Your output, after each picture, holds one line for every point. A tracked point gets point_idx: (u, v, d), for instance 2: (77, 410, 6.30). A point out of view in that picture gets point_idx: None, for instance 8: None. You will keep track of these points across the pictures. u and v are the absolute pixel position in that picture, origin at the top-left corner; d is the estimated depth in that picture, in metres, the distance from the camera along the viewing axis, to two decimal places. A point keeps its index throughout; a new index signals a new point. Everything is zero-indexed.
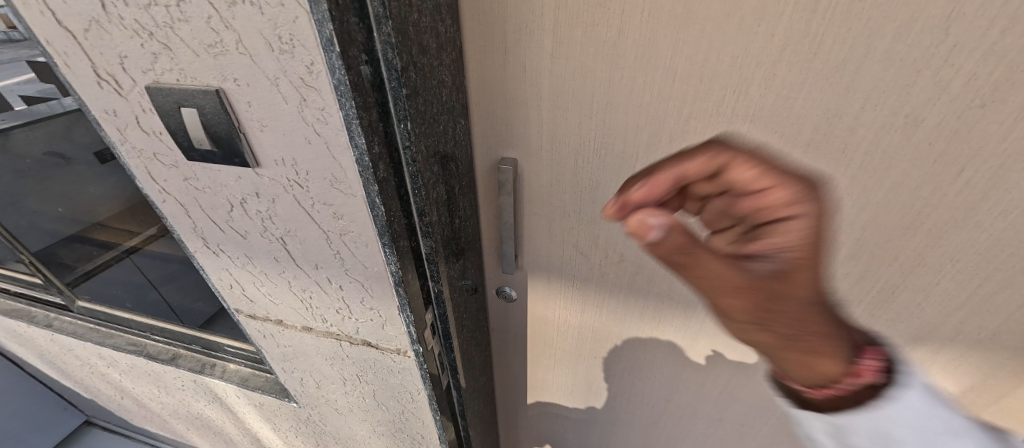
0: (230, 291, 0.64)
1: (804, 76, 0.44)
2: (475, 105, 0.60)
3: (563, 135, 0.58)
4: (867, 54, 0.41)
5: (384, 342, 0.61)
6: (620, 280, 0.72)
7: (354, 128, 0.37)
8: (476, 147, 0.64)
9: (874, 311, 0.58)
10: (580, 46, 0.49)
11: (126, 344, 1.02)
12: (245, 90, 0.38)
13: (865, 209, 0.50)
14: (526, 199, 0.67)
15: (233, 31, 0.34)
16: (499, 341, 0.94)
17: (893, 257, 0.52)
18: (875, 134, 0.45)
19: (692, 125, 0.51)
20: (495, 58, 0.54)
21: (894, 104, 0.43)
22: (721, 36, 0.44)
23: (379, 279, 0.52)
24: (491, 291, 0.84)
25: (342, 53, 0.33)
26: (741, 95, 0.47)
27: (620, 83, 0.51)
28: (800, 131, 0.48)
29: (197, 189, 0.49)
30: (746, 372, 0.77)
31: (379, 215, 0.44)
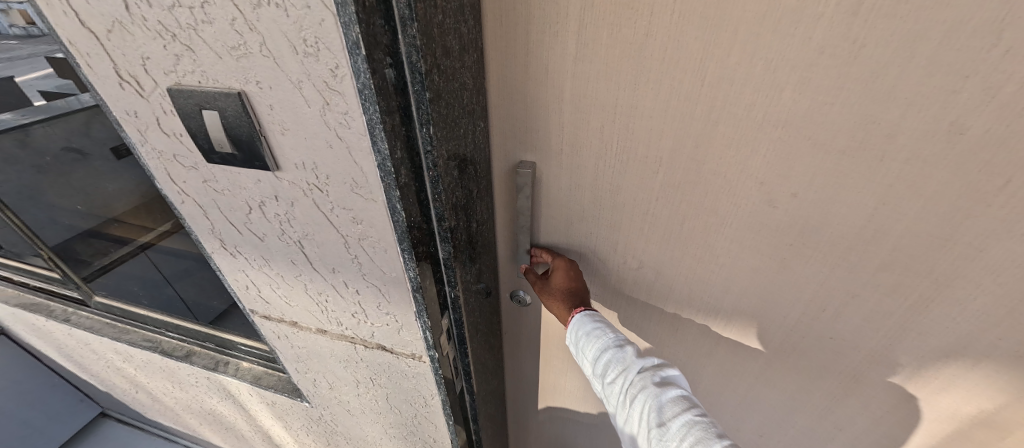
0: (245, 292, 0.63)
1: (841, 81, 0.42)
2: (495, 107, 0.59)
3: (583, 139, 0.57)
4: (912, 58, 0.39)
5: (399, 346, 0.60)
6: (637, 284, 0.71)
7: (378, 134, 0.36)
8: (495, 149, 0.63)
9: (903, 324, 0.56)
10: (606, 48, 0.48)
11: (142, 340, 1.03)
12: (268, 93, 0.37)
13: (901, 219, 0.48)
14: (544, 202, 0.66)
15: (257, 33, 0.33)
16: (512, 345, 0.93)
17: (928, 270, 0.50)
18: (915, 142, 0.43)
19: (719, 130, 0.50)
20: (517, 59, 0.53)
21: (937, 111, 0.41)
22: (754, 39, 0.43)
23: (396, 284, 0.51)
24: (505, 294, 0.83)
25: (367, 56, 0.32)
26: (774, 100, 0.46)
27: (645, 87, 0.49)
28: (834, 138, 0.46)
29: (216, 191, 0.49)
30: (766, 381, 0.76)
31: (399, 220, 0.43)
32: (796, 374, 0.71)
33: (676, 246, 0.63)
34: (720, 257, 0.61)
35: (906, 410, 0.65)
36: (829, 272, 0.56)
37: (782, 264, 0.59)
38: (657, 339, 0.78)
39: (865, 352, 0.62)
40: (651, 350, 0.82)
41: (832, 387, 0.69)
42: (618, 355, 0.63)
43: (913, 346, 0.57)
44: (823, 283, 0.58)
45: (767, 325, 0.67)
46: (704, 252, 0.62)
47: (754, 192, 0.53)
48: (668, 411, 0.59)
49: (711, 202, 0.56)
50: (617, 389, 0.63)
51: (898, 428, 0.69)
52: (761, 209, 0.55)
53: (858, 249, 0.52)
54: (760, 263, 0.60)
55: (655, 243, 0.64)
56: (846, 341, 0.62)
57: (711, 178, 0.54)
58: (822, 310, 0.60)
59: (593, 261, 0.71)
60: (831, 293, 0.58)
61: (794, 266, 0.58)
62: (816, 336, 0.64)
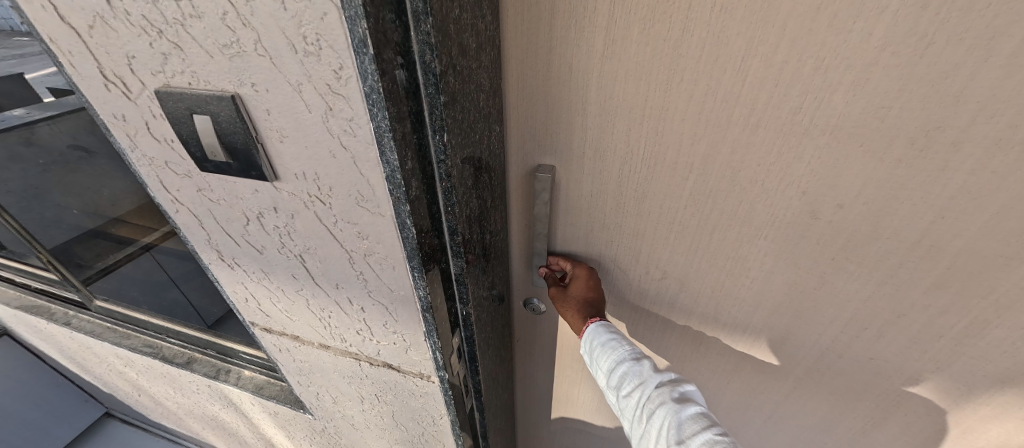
0: (245, 305, 0.60)
1: (903, 82, 0.37)
2: (512, 107, 0.54)
3: (606, 142, 0.52)
4: (989, 58, 0.34)
5: (407, 365, 0.57)
6: (660, 297, 0.66)
7: (387, 143, 0.32)
8: (511, 152, 0.58)
9: (955, 347, 0.50)
10: (636, 45, 0.43)
11: (143, 346, 1.00)
12: (265, 97, 0.33)
13: (961, 235, 0.42)
14: (564, 207, 0.61)
15: (252, 29, 0.29)
16: (523, 355, 0.89)
17: (988, 290, 0.45)
18: (986, 151, 0.37)
19: (758, 136, 0.44)
20: (537, 56, 0.48)
21: (1016, 115, 0.35)
22: (805, 35, 0.37)
23: (405, 303, 0.47)
24: (518, 302, 0.78)
25: (376, 56, 0.28)
26: (823, 102, 0.40)
27: (678, 87, 0.44)
28: (889, 145, 0.40)
29: (211, 201, 0.45)
30: (796, 401, 0.70)
31: (409, 237, 0.39)
32: (830, 396, 0.65)
33: (703, 258, 0.58)
34: (753, 272, 0.56)
35: (950, 435, 0.60)
36: (873, 290, 0.50)
37: (821, 280, 0.53)
38: (678, 353, 0.73)
39: (909, 375, 0.56)
40: (671, 365, 0.76)
41: (868, 409, 0.64)
42: (634, 368, 0.59)
43: (964, 371, 0.52)
44: (866, 301, 0.52)
45: (799, 344, 0.61)
46: (734, 265, 0.56)
47: (794, 202, 0.48)
48: (687, 428, 0.53)
49: (745, 211, 0.51)
50: (633, 405, 0.58)
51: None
52: (801, 221, 0.49)
53: (909, 266, 0.47)
54: (796, 277, 0.54)
55: (681, 255, 0.59)
56: (889, 362, 0.56)
57: (748, 187, 0.49)
58: (864, 331, 0.54)
59: (612, 270, 0.66)
60: (875, 313, 0.52)
61: (835, 282, 0.52)
62: (855, 356, 0.58)
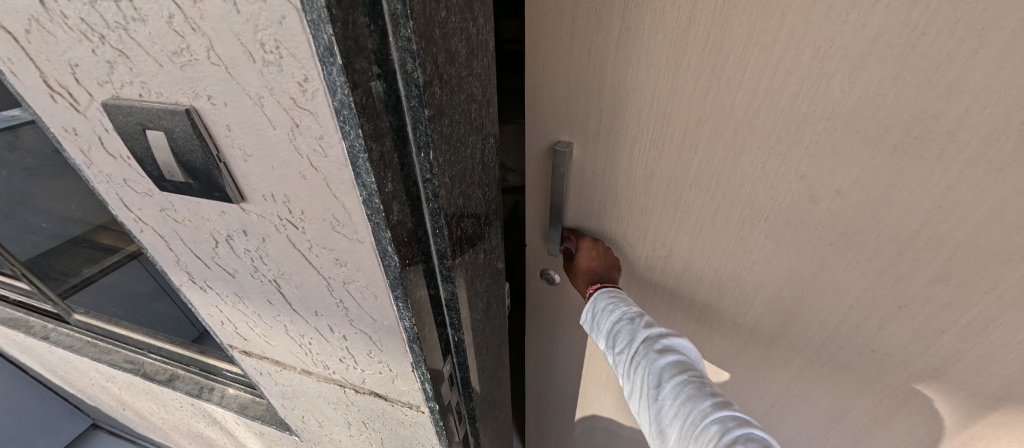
0: (221, 327, 0.56)
1: (897, 72, 0.34)
2: (539, 86, 0.51)
3: (619, 121, 0.48)
4: (980, 48, 0.31)
5: (395, 394, 0.53)
6: (665, 287, 0.61)
7: (362, 164, 0.28)
8: (532, 127, 0.55)
9: (959, 344, 0.44)
10: (649, 33, 0.41)
11: (122, 361, 0.96)
12: (223, 111, 0.29)
13: (961, 226, 0.38)
14: (577, 187, 0.57)
15: (203, 35, 0.25)
16: (534, 341, 0.88)
17: (989, 285, 0.39)
18: (982, 141, 0.34)
19: (758, 124, 0.41)
20: (563, 35, 0.45)
21: (1011, 106, 0.32)
22: (803, 26, 0.35)
23: (389, 333, 0.43)
24: (534, 272, 0.74)
25: (346, 66, 0.24)
26: (821, 90, 0.37)
27: (684, 73, 0.42)
28: (886, 132, 0.37)
29: (176, 221, 0.41)
30: (798, 394, 0.62)
31: (391, 266, 0.35)
32: (829, 395, 0.58)
33: (705, 248, 0.53)
34: (749, 257, 0.51)
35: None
36: (873, 280, 0.45)
37: (821, 265, 0.47)
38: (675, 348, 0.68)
39: (912, 373, 0.49)
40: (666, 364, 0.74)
41: (863, 410, 0.57)
42: (626, 324, 0.53)
43: (968, 373, 0.45)
44: (866, 291, 0.46)
45: (796, 341, 0.55)
46: (736, 246, 0.51)
47: (794, 187, 0.43)
48: (666, 380, 0.48)
49: (745, 193, 0.46)
50: (622, 361, 0.53)
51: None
52: (800, 206, 0.44)
53: (909, 254, 0.42)
54: (797, 262, 0.49)
55: (684, 243, 0.54)
56: (891, 356, 0.49)
57: (748, 170, 0.45)
58: (865, 320, 0.48)
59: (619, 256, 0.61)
60: (873, 304, 0.47)
61: (835, 270, 0.47)
62: (857, 346, 0.51)
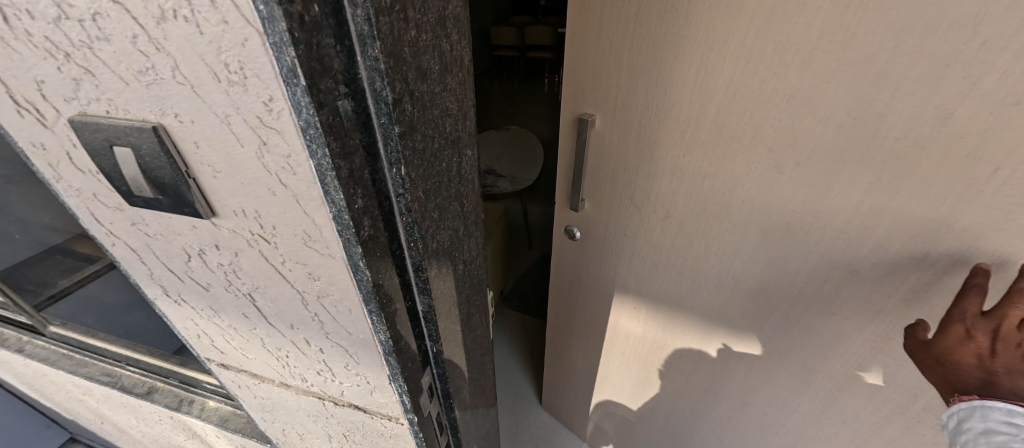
0: (198, 341, 0.55)
1: (838, 65, 0.52)
2: (572, 72, 0.79)
3: (631, 96, 0.73)
4: (898, 46, 0.47)
5: (374, 407, 0.52)
6: (663, 237, 0.83)
7: (330, 182, 0.29)
8: (567, 105, 0.83)
9: (904, 311, 0.60)
10: (655, 28, 0.64)
11: (100, 374, 0.94)
12: (191, 128, 0.29)
13: (896, 196, 0.54)
14: (596, 150, 0.84)
15: (167, 55, 0.25)
16: (557, 284, 1.17)
17: (925, 252, 0.55)
18: (905, 122, 0.50)
19: (732, 99, 0.62)
20: (592, 34, 0.72)
21: (923, 95, 0.48)
22: (766, 26, 0.55)
23: (365, 347, 0.43)
24: (561, 229, 1.03)
25: (310, 87, 0.25)
26: (781, 76, 0.56)
27: (682, 58, 0.63)
28: (834, 113, 0.54)
29: (147, 235, 0.41)
30: (776, 348, 0.80)
31: (364, 281, 0.35)
32: (798, 359, 0.78)
33: (698, 204, 0.74)
34: (734, 217, 0.71)
35: (913, 413, 0.67)
36: (830, 243, 0.63)
37: (787, 226, 0.66)
38: (677, 289, 0.88)
39: (868, 336, 0.66)
40: (669, 314, 0.94)
41: (837, 370, 0.73)
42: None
43: None
44: (825, 253, 0.65)
45: (773, 295, 0.75)
46: (720, 209, 0.72)
47: (763, 156, 0.63)
48: None
49: (728, 164, 0.67)
50: None
51: (906, 430, 0.70)
52: (769, 175, 0.64)
53: (857, 217, 0.59)
54: (769, 223, 0.68)
55: (680, 199, 0.76)
56: (848, 319, 0.67)
57: (730, 141, 0.65)
58: (825, 282, 0.67)
59: (628, 209, 0.86)
60: (832, 264, 0.65)
61: (798, 234, 0.66)
62: (819, 308, 0.70)
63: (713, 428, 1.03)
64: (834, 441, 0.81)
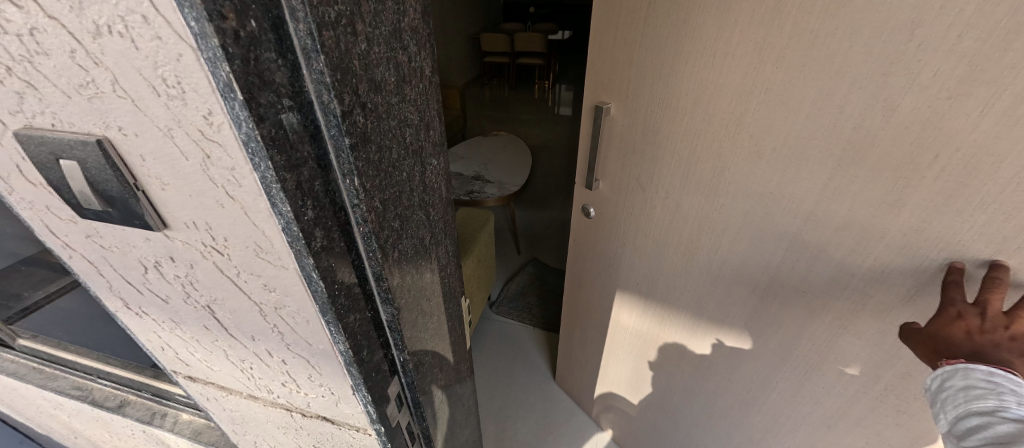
0: (163, 353, 0.54)
1: (803, 62, 0.58)
2: (595, 64, 0.90)
3: (639, 87, 0.82)
4: (851, 48, 0.53)
5: (341, 418, 0.52)
6: (661, 216, 0.90)
7: (276, 195, 0.29)
8: (591, 93, 0.94)
9: (866, 288, 0.64)
10: (660, 26, 0.74)
11: (71, 388, 0.92)
12: (136, 142, 0.29)
13: (855, 182, 0.59)
14: (608, 135, 0.94)
15: (106, 69, 0.26)
16: (573, 263, 1.27)
17: (881, 234, 0.59)
18: (860, 114, 0.55)
19: (719, 91, 0.69)
20: (610, 32, 0.83)
21: (872, 91, 0.53)
22: (748, 28, 0.62)
23: (327, 357, 0.43)
24: (579, 208, 1.12)
25: (248, 101, 0.25)
26: (758, 71, 0.63)
27: (682, 53, 0.72)
28: (801, 103, 0.60)
29: (103, 247, 0.40)
30: (757, 331, 0.83)
31: (319, 291, 0.35)
32: (775, 339, 0.80)
33: (692, 185, 0.81)
34: (720, 199, 0.77)
35: (877, 392, 0.69)
36: (802, 224, 0.68)
37: (766, 208, 0.71)
38: (670, 268, 0.93)
39: (835, 316, 0.69)
40: (663, 298, 0.99)
41: (809, 350, 0.76)
42: (997, 424, 0.47)
43: (877, 317, 0.64)
44: (798, 234, 0.69)
45: (752, 277, 0.79)
46: (709, 191, 0.78)
47: (746, 143, 0.69)
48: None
49: (718, 149, 0.74)
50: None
51: (871, 411, 0.72)
52: (750, 160, 0.70)
53: (822, 201, 0.64)
54: (748, 206, 0.74)
55: (679, 180, 0.83)
56: (817, 297, 0.70)
57: (718, 128, 0.72)
58: (798, 261, 0.71)
59: (636, 189, 0.93)
60: (803, 245, 0.69)
61: (775, 215, 0.71)
62: (794, 287, 0.73)
63: (701, 408, 1.05)
64: (810, 428, 0.83)
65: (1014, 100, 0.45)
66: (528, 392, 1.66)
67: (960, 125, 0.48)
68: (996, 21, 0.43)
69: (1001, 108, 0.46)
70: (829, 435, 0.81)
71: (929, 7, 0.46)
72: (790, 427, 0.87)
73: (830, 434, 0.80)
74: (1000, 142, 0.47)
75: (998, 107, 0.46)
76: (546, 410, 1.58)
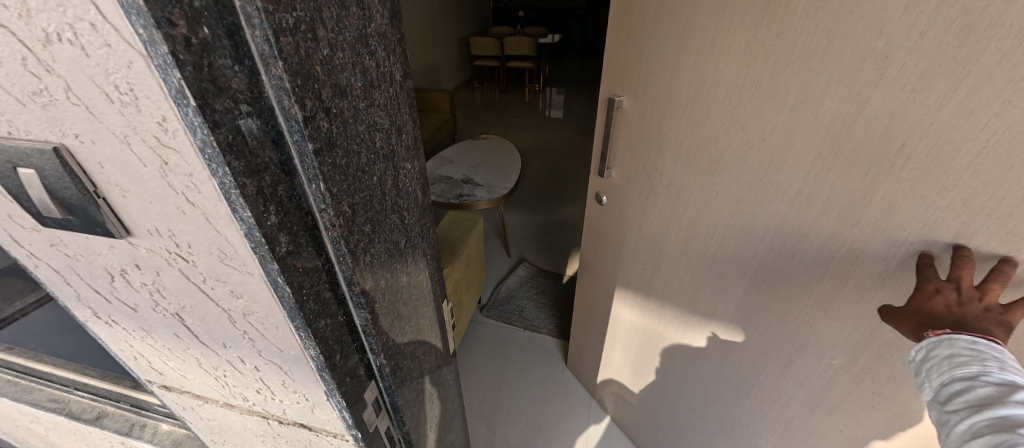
0: (136, 363, 0.53)
1: (786, 59, 0.61)
2: (612, 58, 0.95)
3: (648, 80, 0.86)
4: (830, 44, 0.55)
5: (319, 424, 0.52)
6: (664, 201, 0.93)
7: (235, 201, 0.29)
8: (608, 86, 0.98)
9: (843, 272, 0.65)
10: (668, 22, 0.77)
11: (47, 400, 0.90)
12: (93, 149, 0.29)
13: (832, 170, 0.61)
14: (619, 126, 0.98)
15: (58, 76, 0.25)
16: (589, 250, 1.31)
17: (857, 220, 0.60)
18: (836, 106, 0.57)
19: (715, 85, 0.72)
20: (626, 30, 0.88)
21: (846, 85, 0.55)
22: (742, 25, 0.65)
23: (299, 363, 0.43)
24: (594, 197, 1.17)
25: (201, 108, 0.25)
26: (750, 67, 0.66)
27: (685, 49, 0.75)
28: (784, 96, 0.63)
29: (68, 256, 0.40)
30: (747, 316, 0.85)
31: (286, 297, 0.35)
32: (764, 322, 0.82)
33: (693, 171, 0.83)
34: (717, 186, 0.80)
35: (854, 375, 0.70)
36: (787, 211, 0.69)
37: (755, 195, 0.73)
38: (672, 251, 0.96)
39: (816, 299, 0.71)
40: (664, 284, 1.02)
41: (792, 334, 0.77)
42: (978, 387, 0.49)
43: (855, 302, 0.65)
44: (784, 220, 0.70)
45: (744, 263, 0.81)
46: (705, 178, 0.81)
47: (738, 133, 0.72)
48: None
49: (715, 139, 0.76)
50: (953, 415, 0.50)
51: (848, 397, 0.72)
52: (742, 149, 0.72)
53: (803, 185, 0.65)
54: (738, 192, 0.76)
55: (680, 169, 0.86)
56: (799, 281, 0.72)
57: (714, 120, 0.75)
58: (784, 247, 0.72)
59: (641, 177, 0.96)
60: (788, 230, 0.71)
61: (762, 202, 0.73)
62: (779, 270, 0.75)
63: (696, 392, 1.08)
64: (794, 414, 0.84)
65: (968, 92, 0.46)
66: (519, 394, 1.66)
67: (922, 117, 0.50)
68: (952, 21, 0.45)
69: (957, 100, 0.47)
70: (810, 424, 0.81)
71: (895, 7, 0.48)
72: (775, 414, 0.88)
73: (811, 421, 0.81)
74: (958, 133, 0.48)
75: (955, 99, 0.47)
76: (537, 410, 1.59)
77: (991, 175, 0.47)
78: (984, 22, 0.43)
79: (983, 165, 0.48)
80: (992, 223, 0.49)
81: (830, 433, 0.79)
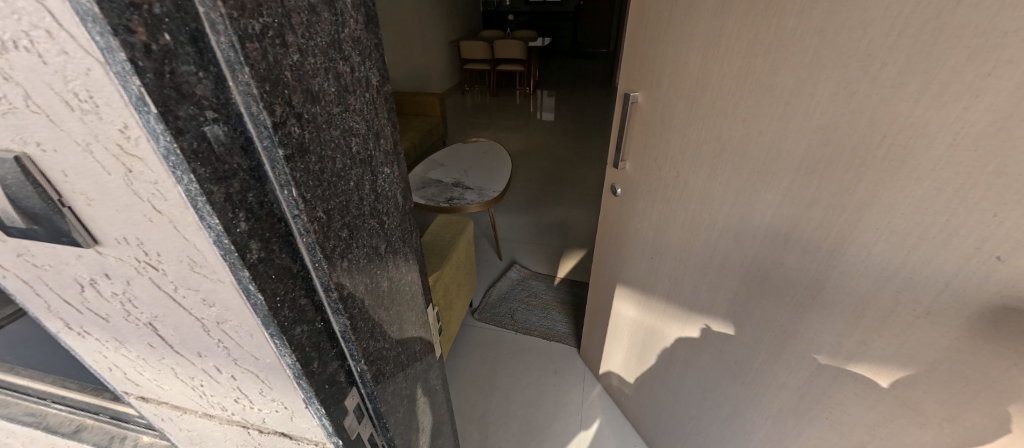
0: (111, 374, 0.52)
1: (780, 57, 0.63)
2: (631, 53, 0.96)
3: (659, 75, 0.87)
4: (819, 43, 0.57)
5: (298, 433, 0.51)
6: (669, 190, 0.94)
7: (202, 208, 0.29)
8: (625, 81, 1.00)
9: (830, 260, 0.66)
10: (679, 19, 0.79)
11: (24, 414, 0.87)
12: (55, 157, 0.28)
13: (822, 161, 0.62)
14: (633, 120, 1.00)
15: (16, 84, 0.25)
16: (603, 241, 1.33)
17: (842, 210, 0.62)
18: (826, 100, 0.59)
19: (720, 80, 0.73)
20: (643, 27, 0.90)
21: (834, 81, 0.57)
22: (745, 23, 0.66)
23: (275, 371, 0.42)
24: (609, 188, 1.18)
25: (162, 114, 0.25)
26: (751, 64, 0.67)
27: (693, 45, 0.77)
28: (779, 90, 0.64)
29: (37, 266, 0.39)
30: (743, 307, 0.86)
31: (259, 305, 0.35)
32: (757, 310, 0.82)
33: (696, 162, 0.84)
34: (717, 178, 0.81)
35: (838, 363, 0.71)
36: (781, 202, 0.70)
37: (751, 187, 0.75)
38: (677, 241, 0.97)
39: (806, 287, 0.71)
40: (668, 275, 1.04)
41: (784, 323, 0.78)
42: None
43: (842, 291, 0.66)
44: (778, 210, 0.71)
45: (740, 252, 0.82)
46: (707, 171, 0.82)
47: (739, 127, 0.73)
48: None
49: (716, 133, 0.77)
50: None
51: (834, 386, 0.73)
52: (739, 142, 0.74)
53: (795, 175, 0.66)
54: (737, 183, 0.77)
55: (688, 162, 0.86)
56: (790, 269, 0.73)
57: (717, 114, 0.76)
58: (777, 237, 0.73)
59: (651, 170, 0.98)
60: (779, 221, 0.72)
61: (757, 193, 0.74)
62: (773, 259, 0.75)
63: (694, 382, 1.08)
64: (783, 405, 0.84)
65: (940, 88, 0.47)
66: (511, 396, 1.66)
67: (899, 111, 0.51)
68: (925, 21, 0.47)
69: (930, 94, 0.48)
70: (798, 414, 0.82)
71: (876, 8, 0.50)
72: (766, 406, 0.88)
73: (798, 412, 0.81)
74: (929, 126, 0.49)
75: (929, 94, 0.48)
76: (530, 412, 1.59)
77: (959, 167, 0.48)
78: (955, 20, 0.45)
79: (954, 157, 0.49)
80: (965, 212, 0.50)
81: (815, 425, 0.79)
